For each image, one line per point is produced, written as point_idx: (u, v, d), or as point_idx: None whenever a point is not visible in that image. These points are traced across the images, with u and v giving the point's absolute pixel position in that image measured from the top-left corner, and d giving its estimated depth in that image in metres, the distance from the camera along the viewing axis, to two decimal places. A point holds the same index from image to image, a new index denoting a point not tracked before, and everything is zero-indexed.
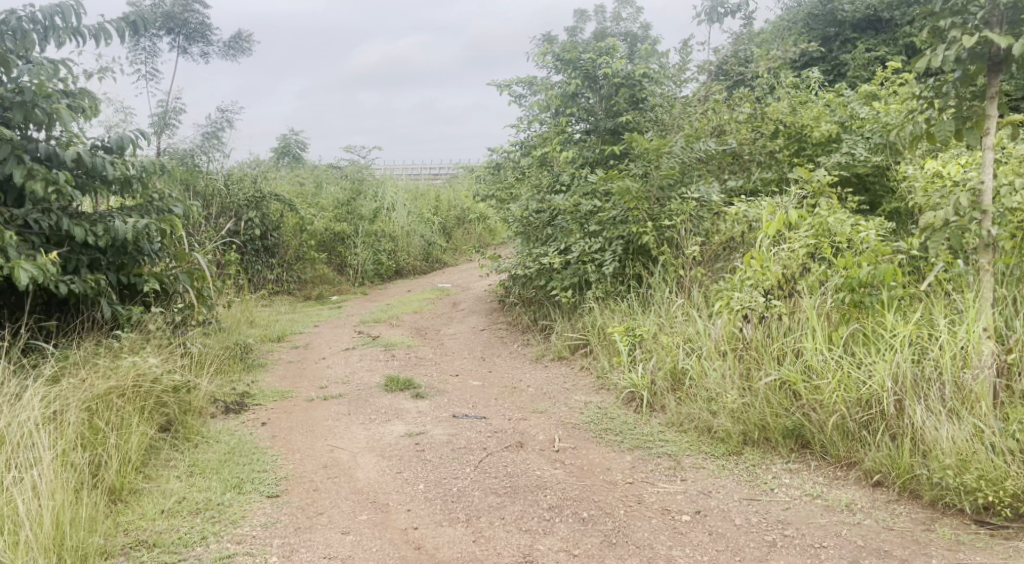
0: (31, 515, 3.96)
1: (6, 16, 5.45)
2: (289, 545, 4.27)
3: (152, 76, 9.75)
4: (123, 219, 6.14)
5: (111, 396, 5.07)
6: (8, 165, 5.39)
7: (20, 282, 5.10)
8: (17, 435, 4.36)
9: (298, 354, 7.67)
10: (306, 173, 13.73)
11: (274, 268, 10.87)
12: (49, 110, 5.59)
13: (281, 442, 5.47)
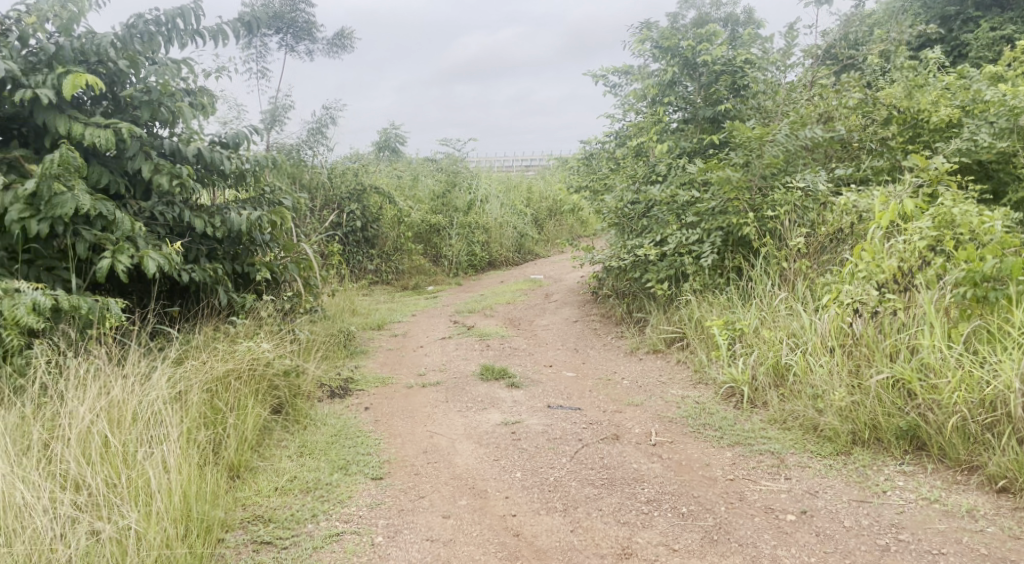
0: (162, 487, 4.16)
1: (134, 20, 5.76)
2: (394, 526, 4.38)
3: (262, 73, 10.07)
4: (238, 211, 6.42)
5: (230, 378, 5.30)
6: (137, 160, 5.73)
7: (148, 271, 5.39)
8: (147, 412, 4.58)
9: (396, 342, 7.83)
10: (404, 166, 14.02)
11: (374, 259, 11.26)
12: (173, 108, 5.95)
13: (383, 426, 5.60)
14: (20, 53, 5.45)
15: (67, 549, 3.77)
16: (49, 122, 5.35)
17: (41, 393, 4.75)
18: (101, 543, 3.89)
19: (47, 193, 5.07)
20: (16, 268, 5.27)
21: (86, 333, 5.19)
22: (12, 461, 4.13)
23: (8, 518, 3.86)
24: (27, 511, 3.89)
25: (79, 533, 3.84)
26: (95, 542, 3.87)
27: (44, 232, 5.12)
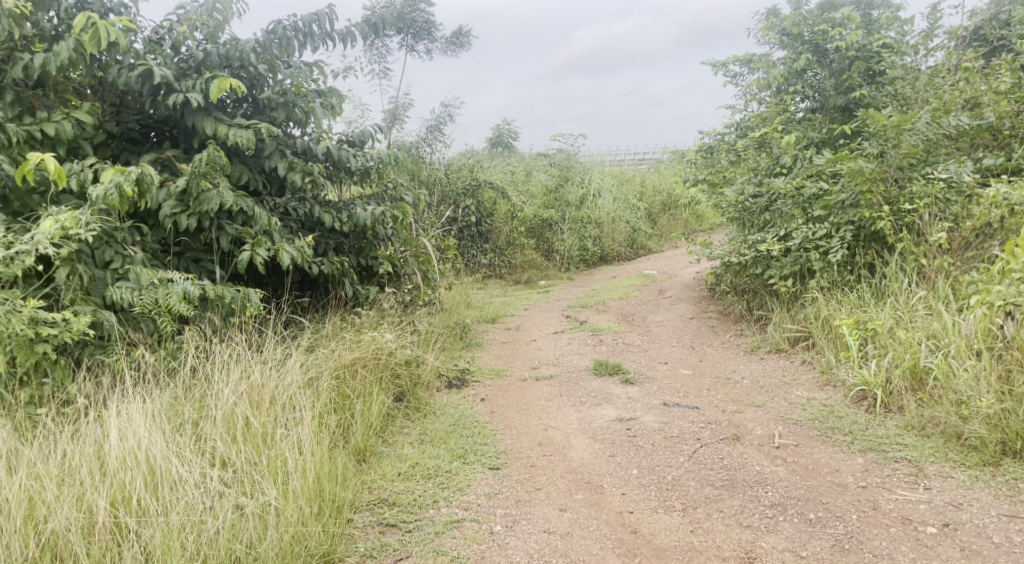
0: (298, 467, 4.37)
1: (273, 26, 6.02)
2: (512, 516, 4.42)
3: (384, 73, 10.27)
4: (363, 206, 6.64)
5: (357, 366, 5.46)
6: (274, 159, 5.99)
7: (283, 263, 5.67)
8: (284, 396, 4.81)
9: (510, 336, 7.82)
10: (518, 162, 14.06)
11: (487, 253, 11.30)
12: (307, 108, 6.22)
13: (499, 417, 5.60)
14: (173, 59, 5.73)
15: (214, 522, 3.92)
16: (198, 124, 5.64)
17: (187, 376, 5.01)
18: (245, 518, 4.05)
19: (195, 189, 5.39)
20: (168, 259, 5.68)
21: (230, 320, 5.54)
22: (168, 436, 4.35)
23: (164, 489, 4.05)
24: (181, 483, 4.08)
25: (226, 508, 4.00)
26: (239, 517, 4.02)
27: (193, 226, 5.47)
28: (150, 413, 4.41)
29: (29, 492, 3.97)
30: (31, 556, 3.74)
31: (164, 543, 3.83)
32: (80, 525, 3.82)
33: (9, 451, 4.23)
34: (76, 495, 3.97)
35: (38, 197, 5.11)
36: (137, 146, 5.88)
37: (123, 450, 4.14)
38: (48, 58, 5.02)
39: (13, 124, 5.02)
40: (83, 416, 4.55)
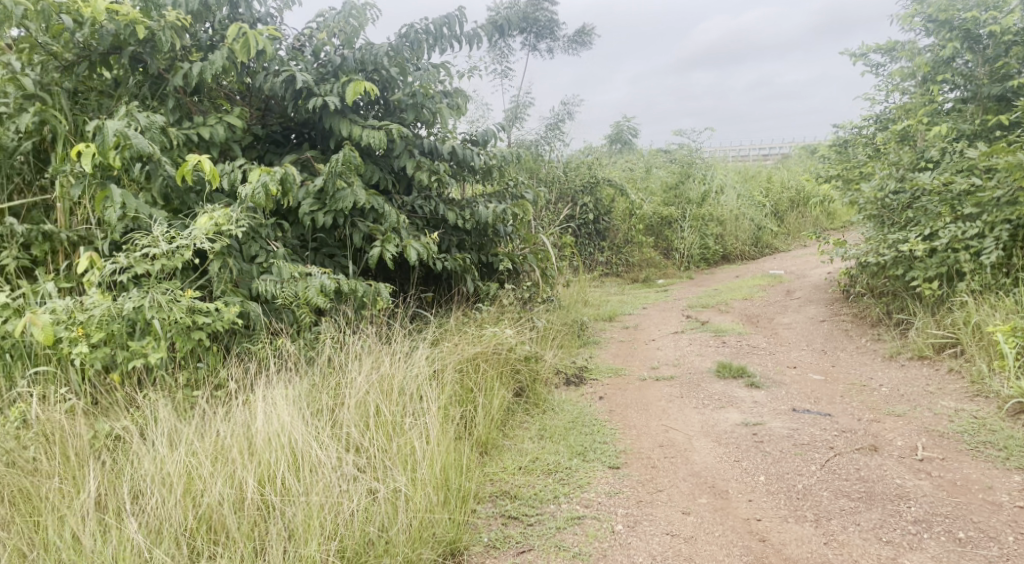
0: (426, 455, 4.44)
1: (407, 30, 6.16)
2: (633, 516, 4.34)
3: (505, 74, 10.28)
4: (485, 204, 6.68)
5: (479, 360, 5.48)
6: (403, 158, 6.09)
7: (410, 259, 5.76)
8: (412, 386, 4.89)
9: (627, 334, 7.68)
10: (637, 159, 13.82)
11: (604, 251, 11.17)
12: (435, 110, 6.28)
13: (618, 417, 5.49)
14: (314, 65, 5.96)
15: (350, 504, 4.06)
16: (334, 127, 5.78)
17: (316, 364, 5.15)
18: (377, 502, 4.16)
19: (331, 187, 5.53)
20: (306, 255, 5.87)
21: (361, 312, 5.69)
22: (307, 420, 4.48)
23: (305, 471, 4.18)
24: (321, 466, 4.21)
25: (360, 491, 4.14)
26: (372, 500, 4.14)
27: (329, 223, 5.62)
28: (292, 398, 4.56)
29: (186, 466, 4.14)
30: (189, 526, 3.93)
31: (306, 521, 3.98)
32: (232, 500, 3.99)
33: (171, 429, 4.37)
34: (228, 472, 4.12)
35: (194, 197, 5.32)
36: (279, 147, 6.07)
37: (269, 431, 4.28)
38: (205, 66, 5.19)
39: (173, 127, 5.26)
40: (234, 398, 4.73)
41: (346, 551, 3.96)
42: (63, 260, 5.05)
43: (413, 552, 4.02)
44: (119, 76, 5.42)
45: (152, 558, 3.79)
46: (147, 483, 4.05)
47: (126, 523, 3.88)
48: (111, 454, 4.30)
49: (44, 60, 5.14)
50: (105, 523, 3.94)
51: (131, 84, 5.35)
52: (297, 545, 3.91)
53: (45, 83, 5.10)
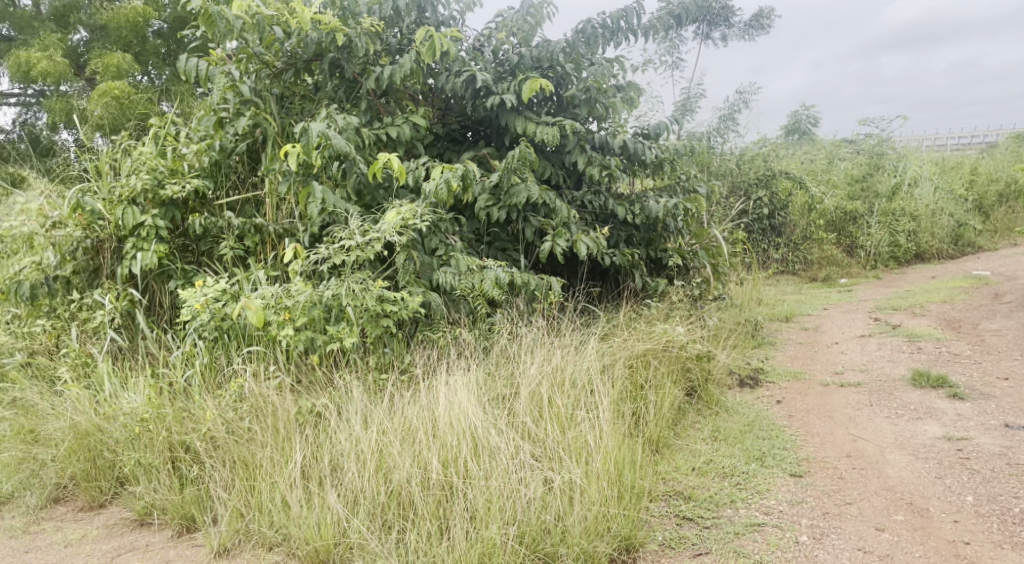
0: (600, 448, 4.39)
1: (583, 25, 6.07)
2: (819, 528, 4.10)
3: (676, 64, 10.00)
4: (656, 199, 6.52)
5: (649, 356, 5.37)
6: (574, 153, 6.08)
7: (579, 254, 5.73)
8: (582, 379, 4.87)
9: (808, 336, 7.29)
10: (817, 149, 13.10)
11: (780, 247, 10.66)
12: (608, 104, 6.18)
13: (799, 422, 5.21)
14: (493, 64, 6.06)
15: (528, 491, 4.07)
16: (509, 123, 5.84)
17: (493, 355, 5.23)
18: (553, 492, 4.15)
19: (506, 183, 5.58)
20: (481, 249, 5.95)
21: (532, 305, 5.73)
22: (486, 409, 4.55)
23: (484, 457, 4.24)
24: (500, 451, 4.26)
25: (537, 479, 4.14)
26: (548, 490, 4.13)
27: (503, 218, 5.69)
28: (471, 384, 4.67)
29: (378, 442, 4.34)
30: (380, 501, 4.10)
31: (486, 504, 4.04)
32: (418, 478, 4.12)
33: (362, 410, 4.58)
34: (415, 452, 4.26)
35: (384, 192, 5.50)
36: (458, 146, 6.18)
37: (451, 417, 4.39)
38: (395, 69, 5.35)
39: (365, 128, 5.46)
40: (418, 385, 4.86)
41: (524, 536, 3.97)
42: (271, 251, 5.34)
43: (590, 545, 3.96)
44: (319, 80, 5.71)
45: (349, 528, 4.01)
46: (344, 458, 4.26)
47: (327, 492, 4.14)
48: (313, 427, 4.53)
49: (257, 68, 5.50)
50: (309, 489, 4.22)
51: (330, 88, 5.63)
52: (478, 527, 3.97)
53: (257, 89, 5.55)
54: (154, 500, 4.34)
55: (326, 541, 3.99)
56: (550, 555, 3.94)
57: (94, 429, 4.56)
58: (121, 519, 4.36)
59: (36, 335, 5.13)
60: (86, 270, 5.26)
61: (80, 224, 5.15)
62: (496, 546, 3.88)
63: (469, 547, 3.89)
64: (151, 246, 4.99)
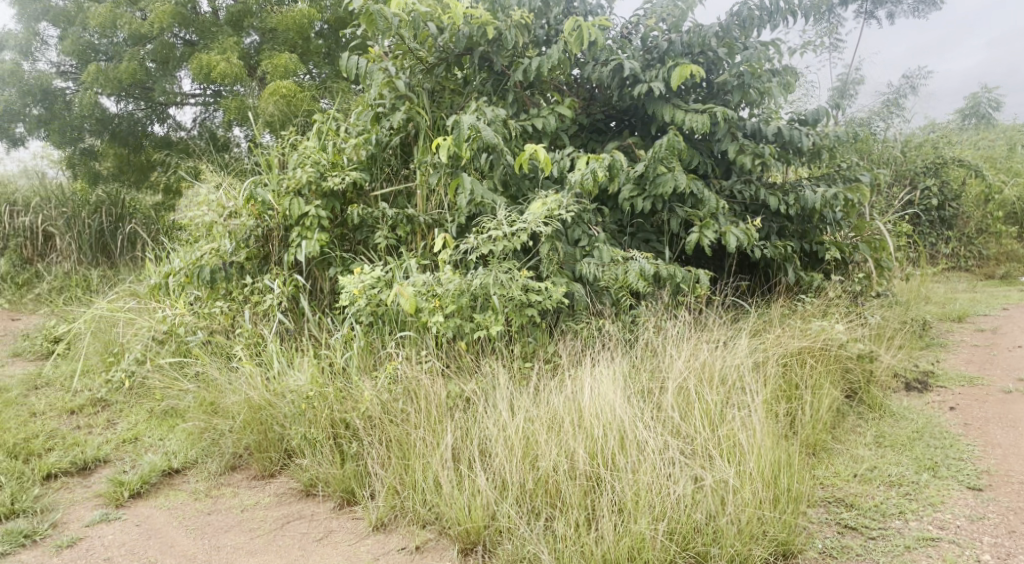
0: (753, 448, 4.30)
1: (740, 7, 5.97)
2: (1004, 548, 3.92)
3: (835, 46, 9.55)
4: (812, 188, 6.27)
5: (805, 354, 5.26)
6: (724, 142, 5.93)
7: (729, 246, 5.61)
8: (732, 376, 4.82)
9: (985, 339, 6.80)
10: (995, 134, 12.14)
11: (951, 241, 9.97)
12: (762, 89, 5.99)
13: (977, 431, 4.93)
14: (641, 51, 5.97)
15: (677, 488, 4.06)
16: (657, 112, 5.79)
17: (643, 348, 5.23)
18: (703, 490, 4.12)
19: (652, 173, 5.56)
20: (624, 240, 5.95)
21: (678, 297, 5.70)
22: (632, 402, 4.59)
23: (632, 450, 4.26)
24: (647, 444, 4.27)
25: (686, 477, 4.12)
26: (698, 488, 4.10)
27: (648, 208, 5.66)
28: (617, 376, 4.72)
29: (524, 429, 4.44)
30: (528, 486, 4.21)
31: (634, 498, 4.07)
32: (566, 467, 4.20)
33: (508, 397, 4.70)
34: (561, 442, 4.34)
35: (528, 183, 5.59)
36: (602, 136, 6.18)
37: (596, 406, 4.44)
38: (543, 60, 5.41)
39: (511, 120, 5.58)
40: (564, 374, 4.93)
41: (674, 533, 3.97)
42: (421, 240, 5.54)
43: (745, 548, 3.93)
44: (468, 74, 5.86)
45: (497, 511, 4.15)
46: (492, 443, 4.41)
47: (476, 475, 4.29)
48: (462, 411, 4.72)
49: (412, 64, 5.72)
50: (460, 471, 4.39)
51: (479, 81, 5.76)
52: (627, 520, 4.00)
53: (412, 85, 5.71)
54: (318, 473, 4.62)
55: (476, 523, 4.14)
56: (701, 554, 3.93)
57: (265, 404, 4.88)
58: (289, 490, 4.67)
59: (215, 316, 5.57)
60: (257, 256, 5.70)
61: (253, 213, 5.57)
62: (645, 542, 3.90)
63: (617, 539, 3.92)
64: (314, 235, 5.30)
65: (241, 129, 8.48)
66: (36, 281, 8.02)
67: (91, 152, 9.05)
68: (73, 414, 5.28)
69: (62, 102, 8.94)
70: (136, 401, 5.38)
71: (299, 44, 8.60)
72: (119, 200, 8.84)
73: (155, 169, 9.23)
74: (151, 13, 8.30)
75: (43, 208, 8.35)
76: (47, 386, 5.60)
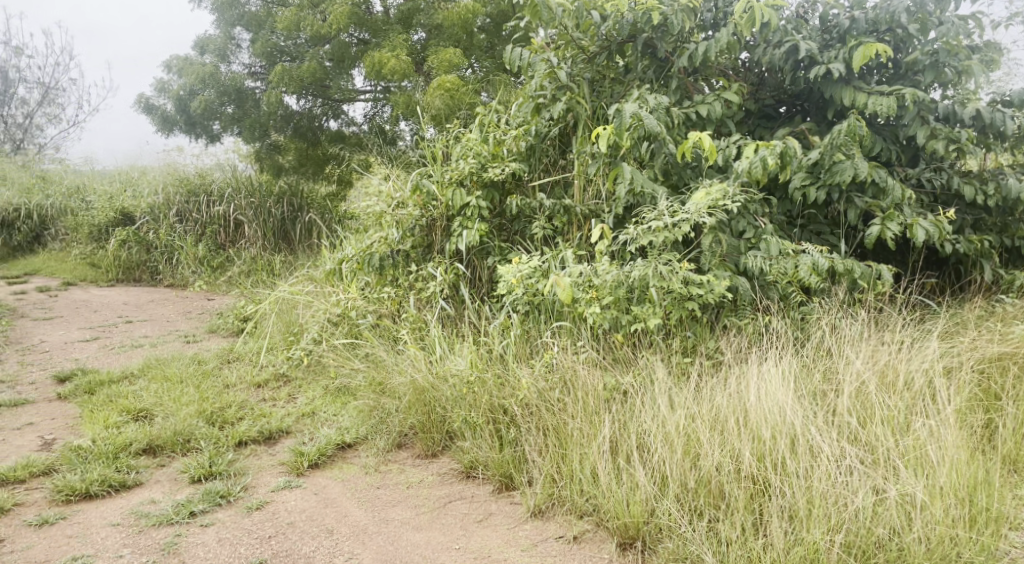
0: (946, 462, 4.00)
1: None
2: None
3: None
4: (1017, 177, 5.68)
5: (1007, 361, 4.78)
6: (913, 127, 5.50)
7: (916, 239, 5.19)
8: (923, 384, 4.47)
9: None
10: None
11: None
12: (960, 68, 5.49)
13: None
14: (818, 31, 5.66)
15: (857, 498, 3.85)
16: (836, 95, 5.45)
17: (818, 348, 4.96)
18: (885, 503, 3.88)
19: (828, 161, 5.24)
20: (793, 232, 5.70)
21: (855, 294, 5.36)
22: (804, 404, 4.38)
23: (805, 455, 4.08)
24: (821, 451, 4.07)
25: (866, 487, 3.90)
26: (880, 501, 3.87)
27: (821, 199, 5.36)
28: (787, 376, 4.50)
29: (686, 426, 4.36)
30: (690, 485, 4.13)
31: (807, 506, 3.90)
32: (730, 469, 4.09)
33: (668, 391, 4.63)
34: (726, 442, 4.22)
35: (690, 172, 5.50)
36: (771, 122, 5.91)
37: (763, 407, 4.29)
38: (711, 44, 5.25)
39: (674, 107, 5.46)
40: (728, 370, 4.77)
41: (852, 546, 3.78)
42: (578, 230, 5.57)
43: None
44: (630, 62, 5.79)
45: (658, 508, 4.09)
46: (651, 438, 4.33)
47: (635, 469, 4.24)
48: (620, 403, 4.66)
49: (573, 53, 5.74)
50: (618, 464, 4.36)
51: (641, 69, 5.68)
52: (798, 528, 3.84)
53: (573, 74, 5.69)
54: (478, 455, 4.76)
55: (636, 518, 4.10)
56: None
57: (429, 386, 5.08)
58: (450, 470, 4.84)
59: (383, 301, 5.89)
60: (421, 245, 5.94)
61: (418, 204, 5.83)
62: (821, 553, 3.74)
63: (788, 547, 3.80)
64: (474, 225, 5.46)
65: (408, 123, 8.83)
66: (228, 264, 9.16)
67: (276, 147, 9.69)
68: (260, 387, 5.74)
69: (253, 102, 9.62)
70: (313, 377, 5.79)
71: (463, 39, 8.84)
72: (299, 191, 9.85)
73: (328, 163, 9.74)
74: (330, 15, 8.79)
75: (234, 198, 9.48)
76: (238, 359, 6.14)
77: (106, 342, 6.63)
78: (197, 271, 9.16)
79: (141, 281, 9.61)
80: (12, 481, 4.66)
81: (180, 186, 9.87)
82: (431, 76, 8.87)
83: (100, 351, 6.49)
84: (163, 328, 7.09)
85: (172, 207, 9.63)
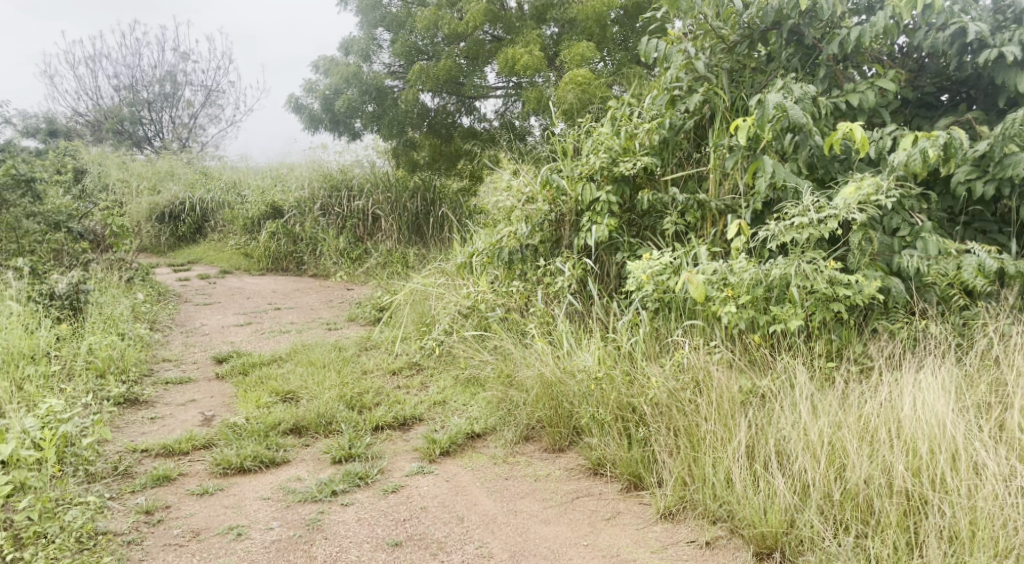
0: None
1: None
2: None
3: None
4: None
5: None
6: None
7: None
8: None
9: None
10: None
11: None
12: None
13: None
14: (989, 11, 5.16)
15: None
16: (1009, 81, 4.99)
17: (982, 356, 4.60)
18: None
19: (998, 153, 4.82)
20: (954, 230, 5.30)
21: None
22: (966, 418, 4.08)
23: (969, 472, 3.83)
24: (987, 468, 3.81)
25: None
26: None
27: (989, 194, 4.93)
28: (947, 387, 4.21)
29: (830, 435, 4.13)
30: (834, 498, 3.93)
31: (969, 527, 3.68)
32: (881, 483, 3.88)
33: (810, 397, 4.40)
34: (876, 455, 3.99)
35: (839, 165, 5.21)
36: (930, 112, 5.50)
37: (920, 417, 4.04)
38: (865, 29, 4.94)
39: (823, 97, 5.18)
40: (879, 377, 4.50)
41: None
42: (712, 226, 5.42)
43: None
44: (773, 51, 5.56)
45: (799, 519, 3.93)
46: (791, 446, 4.15)
47: (774, 477, 4.07)
48: (757, 407, 4.48)
49: (712, 43, 5.53)
50: (755, 471, 4.19)
51: (785, 58, 5.44)
52: (960, 552, 3.64)
53: (711, 65, 5.51)
54: (606, 453, 4.71)
55: (774, 529, 3.95)
56: None
57: (557, 380, 5.10)
58: (577, 466, 4.82)
59: (512, 295, 5.96)
60: (550, 239, 5.98)
61: (548, 198, 5.90)
62: None
63: None
64: (604, 220, 5.45)
65: (538, 119, 8.87)
66: (366, 255, 9.69)
67: (412, 143, 9.82)
68: (394, 374, 5.98)
69: (392, 101, 9.92)
70: (444, 367, 5.96)
71: (596, 32, 8.69)
72: (431, 186, 9.99)
73: (461, 159, 9.83)
74: (467, 13, 8.98)
75: (372, 193, 10.02)
76: (375, 347, 6.42)
77: (258, 327, 7.12)
78: (337, 261, 9.79)
79: (288, 270, 10.37)
80: (177, 453, 5.07)
81: (324, 180, 10.53)
82: (562, 70, 8.86)
83: (252, 334, 6.99)
84: (307, 314, 7.54)
85: (317, 201, 10.35)
